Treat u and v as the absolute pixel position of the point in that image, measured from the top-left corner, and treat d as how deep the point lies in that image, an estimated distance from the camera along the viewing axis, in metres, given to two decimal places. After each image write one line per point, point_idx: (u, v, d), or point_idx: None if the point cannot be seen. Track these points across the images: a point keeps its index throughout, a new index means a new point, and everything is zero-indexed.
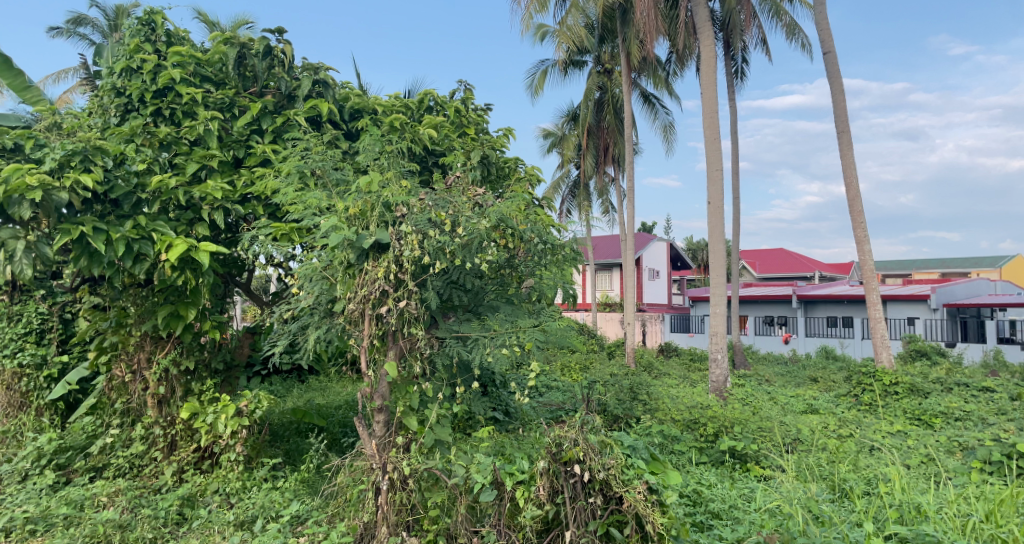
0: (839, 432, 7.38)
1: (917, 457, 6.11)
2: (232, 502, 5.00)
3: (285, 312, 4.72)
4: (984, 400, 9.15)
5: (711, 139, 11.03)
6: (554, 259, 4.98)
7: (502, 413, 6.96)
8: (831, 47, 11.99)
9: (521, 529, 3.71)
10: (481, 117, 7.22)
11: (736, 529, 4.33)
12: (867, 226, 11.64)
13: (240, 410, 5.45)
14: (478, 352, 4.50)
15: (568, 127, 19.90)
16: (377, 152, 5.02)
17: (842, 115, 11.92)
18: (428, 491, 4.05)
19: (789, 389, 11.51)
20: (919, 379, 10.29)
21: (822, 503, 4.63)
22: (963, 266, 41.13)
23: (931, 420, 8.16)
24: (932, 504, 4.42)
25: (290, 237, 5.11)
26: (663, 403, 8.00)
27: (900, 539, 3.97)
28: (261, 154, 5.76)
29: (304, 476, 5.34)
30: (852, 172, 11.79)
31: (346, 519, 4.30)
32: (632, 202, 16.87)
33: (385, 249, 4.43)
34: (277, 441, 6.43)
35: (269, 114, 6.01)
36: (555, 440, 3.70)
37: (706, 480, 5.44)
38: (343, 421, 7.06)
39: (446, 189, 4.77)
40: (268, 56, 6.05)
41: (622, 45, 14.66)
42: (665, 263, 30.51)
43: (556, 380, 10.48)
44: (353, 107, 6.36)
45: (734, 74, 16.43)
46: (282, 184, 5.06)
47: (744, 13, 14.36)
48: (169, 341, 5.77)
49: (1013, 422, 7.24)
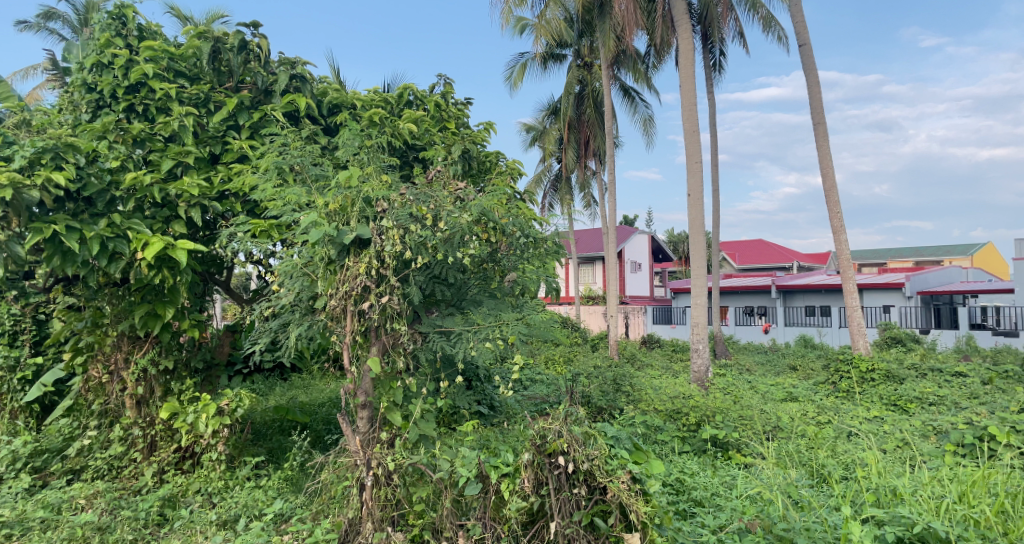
0: (817, 419, 7.51)
1: (893, 442, 6.23)
2: (214, 502, 4.94)
3: (265, 310, 4.68)
4: (957, 384, 9.37)
5: (690, 132, 11.11)
6: (536, 252, 4.97)
7: (486, 407, 6.95)
8: (807, 39, 12.11)
9: (507, 521, 3.73)
10: (461, 111, 7.22)
11: (718, 515, 4.39)
12: (843, 216, 11.80)
13: (221, 409, 5.40)
14: (461, 346, 4.48)
15: (548, 121, 19.88)
16: (356, 148, 5.00)
17: (818, 107, 12.07)
18: (414, 486, 4.06)
19: (769, 377, 11.70)
20: (895, 366, 10.49)
21: (801, 488, 4.72)
22: (938, 254, 41.92)
23: (907, 406, 8.33)
24: (908, 487, 4.52)
25: (269, 234, 5.08)
26: (645, 394, 8.09)
27: (876, 522, 4.06)
28: (238, 150, 5.70)
29: (287, 474, 5.31)
30: (829, 163, 11.94)
31: (330, 516, 4.28)
32: (614, 195, 16.96)
33: (367, 244, 4.42)
34: (260, 439, 6.39)
35: (246, 109, 5.95)
36: (540, 432, 3.71)
37: (689, 469, 5.50)
38: (327, 418, 7.04)
39: (426, 183, 4.75)
40: (243, 51, 5.95)
41: (601, 38, 14.70)
42: (647, 255, 30.74)
43: (540, 373, 10.51)
44: (331, 102, 6.30)
45: (712, 67, 16.52)
46: (261, 180, 5.00)
47: (721, 5, 14.43)
48: (147, 341, 5.68)
49: (985, 406, 7.43)
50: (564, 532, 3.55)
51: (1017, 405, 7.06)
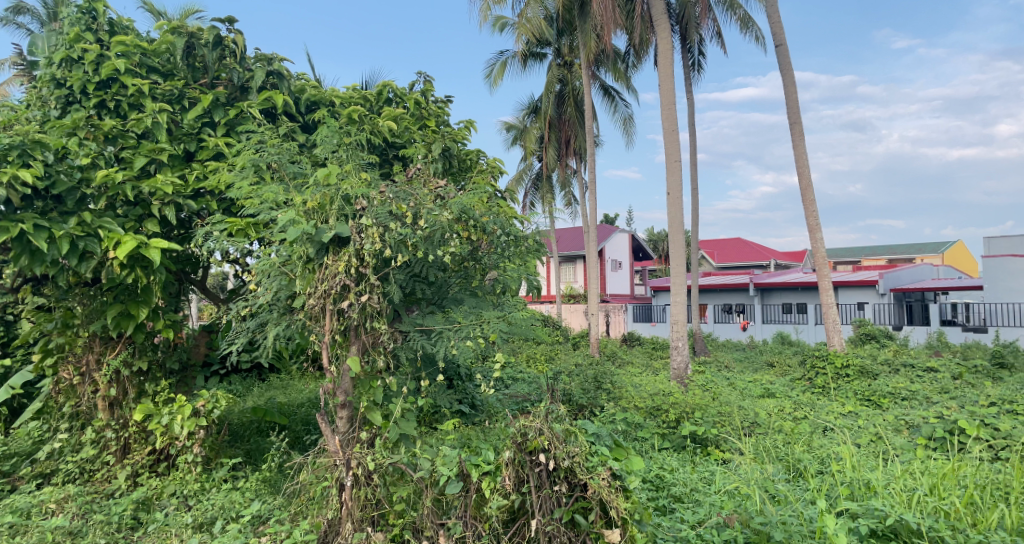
0: (793, 415, 7.61)
1: (866, 436, 6.35)
2: (190, 505, 4.85)
3: (242, 309, 4.62)
4: (929, 379, 9.56)
5: (669, 131, 11.19)
6: (517, 251, 4.98)
7: (468, 406, 6.95)
8: (783, 40, 12.26)
9: (488, 519, 3.73)
10: (441, 109, 7.21)
11: (697, 511, 4.43)
12: (818, 215, 11.97)
13: (196, 410, 5.32)
14: (442, 345, 4.46)
15: (528, 120, 19.89)
16: (335, 145, 4.96)
17: (793, 107, 12.22)
18: (394, 486, 4.02)
19: (747, 374, 11.85)
20: (868, 362, 10.69)
21: (778, 482, 4.79)
22: (910, 252, 42.73)
23: (880, 401, 8.48)
24: (880, 480, 4.61)
25: (246, 232, 5.04)
26: (626, 391, 8.14)
27: (850, 515, 4.13)
28: (214, 148, 5.62)
29: (265, 476, 5.26)
30: (804, 163, 12.10)
31: (309, 518, 4.24)
32: (595, 194, 17.03)
33: (346, 242, 4.37)
34: (237, 440, 6.32)
35: (221, 106, 5.85)
36: (521, 430, 3.71)
37: (668, 466, 5.54)
38: (306, 419, 6.98)
39: (406, 181, 4.73)
40: (218, 47, 5.87)
41: (581, 37, 14.73)
42: (627, 254, 30.93)
43: (521, 372, 10.50)
44: (309, 99, 6.26)
45: (691, 66, 16.64)
46: (236, 177, 4.95)
47: (699, 6, 14.54)
48: (120, 341, 5.58)
49: (955, 400, 7.59)
50: (545, 529, 3.57)
51: (986, 399, 7.24)
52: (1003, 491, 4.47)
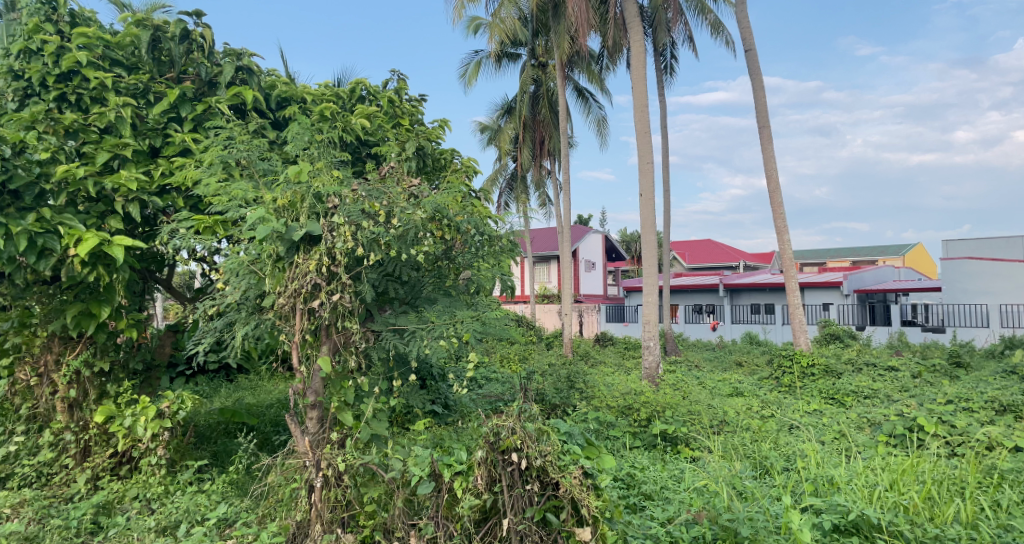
0: (761, 413, 7.75)
1: (831, 433, 6.49)
2: (153, 508, 4.73)
3: (209, 309, 4.53)
4: (890, 378, 9.82)
5: (642, 132, 11.29)
6: (490, 250, 4.97)
7: (441, 406, 6.94)
8: (752, 45, 12.46)
9: (459, 519, 3.72)
10: (415, 108, 7.17)
11: (666, 508, 4.49)
12: (786, 217, 12.19)
13: (160, 412, 5.20)
14: (415, 345, 4.44)
15: (502, 120, 19.89)
16: (306, 142, 4.91)
17: (763, 112, 12.44)
18: (364, 487, 4.00)
19: (716, 374, 11.98)
20: (832, 361, 10.93)
21: (745, 479, 4.88)
22: (874, 254, 43.81)
23: (843, 399, 8.68)
24: (843, 476, 4.71)
25: (214, 230, 4.96)
26: (598, 390, 8.21)
27: (814, 511, 4.22)
28: (180, 144, 5.50)
29: (232, 478, 5.18)
30: (773, 166, 12.32)
31: (277, 519, 4.19)
32: (569, 194, 17.13)
33: (317, 240, 4.34)
34: (203, 442, 6.20)
35: (189, 101, 5.74)
36: (493, 429, 3.72)
37: (639, 464, 5.60)
38: (275, 420, 6.87)
39: (380, 179, 4.70)
40: (185, 41, 5.76)
41: (555, 38, 14.77)
42: (600, 255, 31.13)
43: (494, 371, 10.50)
44: (280, 95, 6.19)
45: (663, 69, 16.82)
46: (204, 174, 4.87)
47: (671, 10, 14.72)
48: (80, 341, 5.46)
49: (914, 398, 7.82)
50: (516, 529, 3.59)
51: (944, 397, 7.46)
52: (959, 486, 4.60)
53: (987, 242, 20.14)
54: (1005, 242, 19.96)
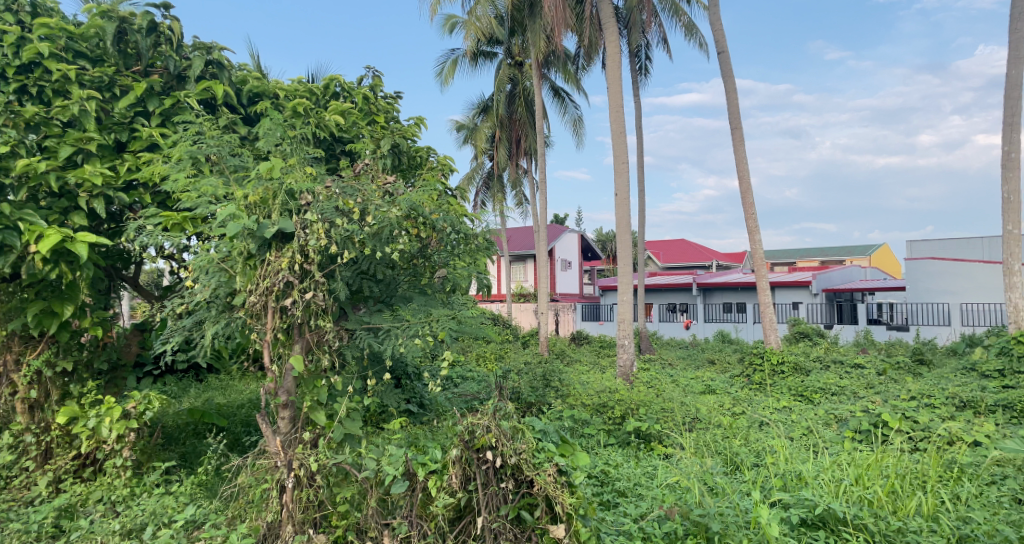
0: (732, 410, 7.85)
1: (799, 430, 6.61)
2: (117, 511, 4.62)
3: (177, 307, 4.46)
4: (856, 375, 10.04)
5: (617, 133, 11.36)
6: (466, 249, 4.94)
7: (416, 405, 6.91)
8: (724, 47, 12.62)
9: (434, 518, 3.70)
10: (390, 105, 7.12)
11: (639, 505, 4.52)
12: (758, 217, 12.37)
13: (126, 413, 5.08)
14: (390, 344, 4.40)
15: (478, 119, 19.86)
16: (278, 138, 4.85)
17: (735, 114, 12.61)
18: (338, 486, 3.97)
19: (689, 371, 12.14)
20: (802, 359, 11.14)
21: (716, 475, 4.94)
22: (842, 254, 44.71)
23: (812, 396, 8.84)
24: (810, 471, 4.81)
25: (182, 227, 4.85)
26: (574, 389, 8.24)
27: (783, 505, 4.30)
28: (147, 138, 5.39)
29: (200, 480, 5.08)
30: (745, 167, 12.49)
31: (247, 521, 4.11)
32: (545, 194, 17.16)
33: (289, 238, 4.29)
34: (171, 443, 6.08)
35: (156, 95, 5.63)
36: (468, 428, 3.71)
37: (614, 461, 5.64)
38: (246, 421, 6.76)
39: (354, 176, 4.65)
40: (153, 33, 5.64)
41: (531, 37, 14.78)
42: (576, 254, 31.27)
43: (470, 369, 10.48)
44: (251, 91, 6.09)
45: (638, 70, 16.94)
46: (172, 170, 4.76)
47: (645, 11, 14.84)
48: (42, 341, 5.32)
49: (879, 395, 8.00)
50: (491, 527, 3.57)
51: (907, 394, 7.64)
52: (921, 479, 4.71)
53: (950, 242, 20.68)
54: (967, 243, 20.52)
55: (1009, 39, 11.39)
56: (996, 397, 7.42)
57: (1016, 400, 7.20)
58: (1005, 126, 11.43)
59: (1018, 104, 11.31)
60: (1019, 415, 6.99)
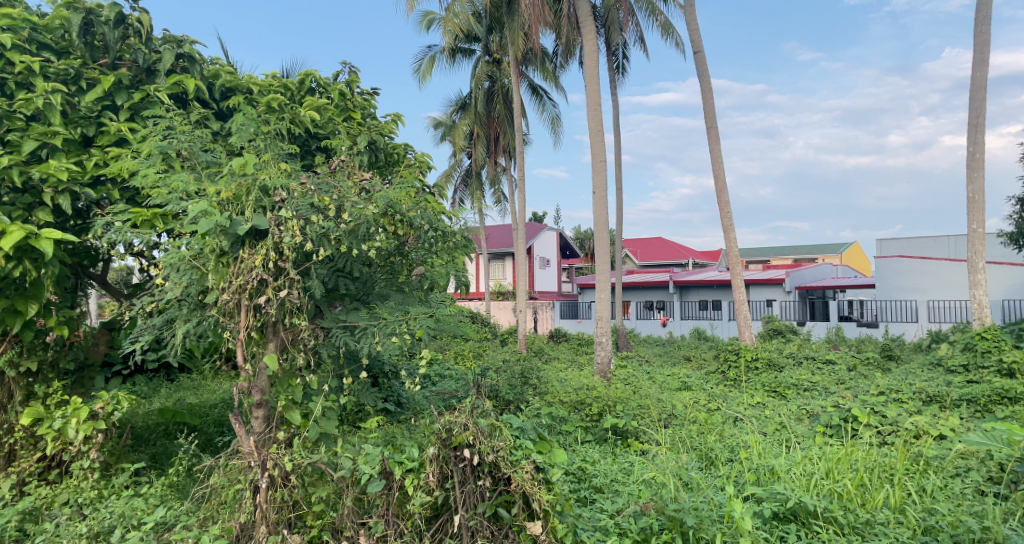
0: (707, 406, 7.94)
1: (773, 425, 6.70)
2: (85, 513, 4.52)
3: (147, 305, 4.36)
4: (828, 371, 10.22)
5: (595, 131, 11.40)
6: (444, 246, 4.93)
7: (393, 404, 6.87)
8: (700, 47, 12.74)
9: (410, 516, 3.70)
10: (367, 101, 7.06)
11: (616, 500, 4.54)
12: (733, 216, 12.51)
13: (94, 413, 4.98)
14: (367, 342, 4.36)
15: (456, 117, 19.80)
16: (251, 134, 4.77)
17: (710, 113, 12.72)
18: (312, 486, 3.96)
19: (666, 368, 12.24)
20: (775, 355, 11.31)
21: (691, 470, 5.00)
22: (815, 252, 45.48)
23: (784, 392, 8.97)
24: (783, 465, 4.88)
25: (152, 224, 4.75)
26: (552, 386, 8.26)
27: (756, 500, 4.35)
28: (115, 133, 5.26)
29: (172, 481, 5.00)
30: (720, 166, 12.63)
31: (219, 522, 4.05)
32: (523, 192, 17.16)
33: (263, 235, 4.22)
34: (141, 444, 5.95)
35: (125, 89, 5.51)
36: (445, 425, 3.69)
37: (590, 458, 5.66)
38: (219, 421, 6.66)
39: (330, 173, 4.60)
40: (121, 25, 5.52)
41: (509, 34, 14.76)
42: (555, 252, 31.35)
43: (448, 368, 10.46)
44: (223, 85, 6.00)
45: (615, 69, 17.03)
46: (142, 165, 4.67)
47: (622, 11, 14.92)
48: (5, 340, 5.18)
49: (850, 390, 8.15)
50: (468, 525, 3.56)
51: (876, 389, 7.79)
52: (888, 473, 4.81)
53: (918, 241, 21.15)
54: (934, 242, 21.00)
55: (974, 43, 11.65)
56: (960, 391, 7.61)
57: (980, 395, 7.38)
58: (970, 127, 11.69)
59: (983, 105, 11.58)
60: (982, 409, 7.19)
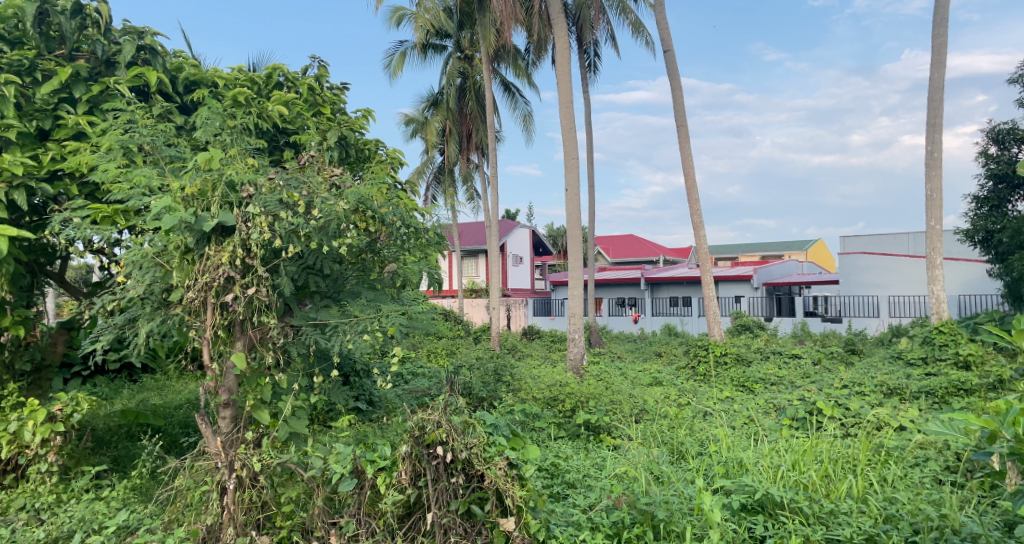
0: (678, 401, 8.03)
1: (741, 419, 6.81)
2: (42, 518, 4.40)
3: (108, 304, 4.23)
4: (794, 365, 10.43)
5: (567, 129, 11.43)
6: (417, 243, 4.88)
7: (365, 403, 6.73)
8: (670, 46, 12.85)
9: (382, 516, 3.65)
10: (337, 96, 6.98)
11: (588, 495, 4.56)
12: (702, 213, 12.66)
13: (51, 415, 4.86)
14: (338, 340, 4.30)
15: (428, 113, 19.68)
16: (217, 128, 4.66)
17: (680, 111, 12.85)
18: (282, 487, 3.92)
19: (637, 364, 12.35)
20: (743, 350, 11.49)
21: (662, 464, 5.04)
22: (781, 249, 46.43)
23: (752, 386, 9.13)
24: (751, 458, 4.97)
25: (113, 220, 4.63)
26: (525, 383, 8.27)
27: (724, 492, 4.42)
28: (73, 126, 5.11)
29: (135, 483, 4.88)
30: (690, 164, 12.76)
31: (185, 525, 3.96)
32: (496, 189, 17.14)
33: (229, 231, 4.14)
34: (102, 446, 5.78)
35: (83, 81, 5.35)
36: (418, 423, 3.65)
37: (563, 453, 5.67)
38: (184, 421, 6.51)
39: (299, 168, 4.51)
40: (78, 15, 5.33)
41: (481, 31, 14.70)
42: (528, 249, 31.39)
43: (421, 366, 10.40)
44: (188, 79, 5.86)
45: (587, 67, 17.10)
46: (101, 159, 4.53)
47: (594, 9, 14.99)
48: None
49: (815, 384, 8.32)
50: (441, 522, 3.53)
51: (839, 382, 7.96)
52: (852, 463, 4.91)
53: (880, 238, 21.71)
54: (895, 239, 21.57)
55: (933, 44, 11.94)
56: (919, 383, 7.82)
57: (938, 387, 7.60)
58: (929, 127, 12.00)
59: (941, 106, 11.89)
60: (940, 401, 7.39)
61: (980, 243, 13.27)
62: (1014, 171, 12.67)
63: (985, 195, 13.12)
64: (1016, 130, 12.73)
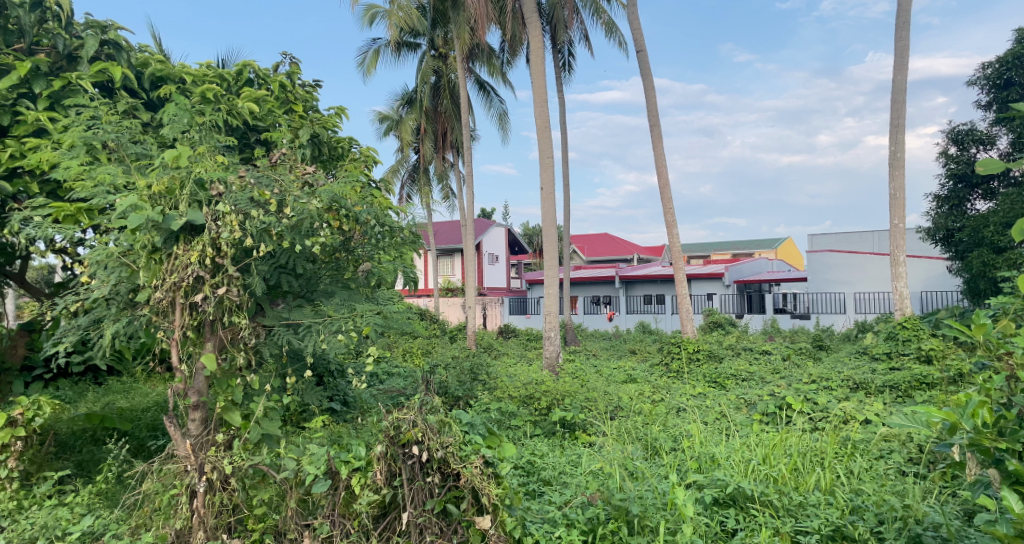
0: (652, 397, 8.11)
1: (713, 414, 6.89)
2: (3, 525, 4.29)
3: (72, 305, 4.12)
4: (764, 361, 10.60)
5: (541, 127, 11.45)
6: (391, 242, 4.84)
7: (339, 403, 6.63)
8: (643, 47, 12.95)
9: (356, 516, 3.63)
10: (309, 94, 6.91)
11: (564, 492, 4.57)
12: (675, 212, 12.78)
13: (11, 420, 4.73)
14: (312, 340, 4.27)
15: (401, 111, 19.54)
16: (185, 125, 4.57)
17: (653, 110, 12.97)
18: (253, 489, 3.84)
19: (612, 362, 12.45)
20: (715, 346, 11.65)
21: (636, 460, 5.08)
22: (752, 247, 47.20)
23: (724, 382, 9.27)
24: (723, 453, 5.02)
25: (77, 219, 4.52)
26: (501, 381, 8.26)
27: (697, 486, 4.46)
28: (33, 123, 4.98)
29: (100, 488, 4.77)
30: (663, 163, 12.88)
31: (153, 529, 3.88)
32: (472, 188, 17.11)
33: (199, 230, 4.07)
34: (66, 451, 5.64)
35: (44, 76, 5.21)
36: (394, 422, 3.63)
37: (539, 451, 5.69)
38: (152, 424, 6.38)
39: (270, 166, 4.45)
40: (38, 8, 5.19)
41: (455, 30, 14.63)
42: (504, 247, 31.40)
43: (396, 365, 10.34)
44: (154, 75, 5.74)
45: (561, 67, 17.15)
46: (64, 157, 4.42)
47: (567, 9, 15.03)
48: None
49: (784, 379, 8.46)
50: (416, 521, 3.52)
51: (808, 377, 8.12)
52: (819, 456, 5.01)
53: (847, 237, 22.17)
54: (861, 237, 22.06)
55: (896, 47, 12.22)
56: (884, 378, 7.99)
57: (902, 381, 7.78)
58: (893, 128, 12.28)
59: (905, 107, 12.17)
60: (904, 394, 7.59)
61: (942, 241, 13.64)
62: (973, 171, 13.03)
63: (946, 194, 13.47)
64: (975, 131, 13.08)
